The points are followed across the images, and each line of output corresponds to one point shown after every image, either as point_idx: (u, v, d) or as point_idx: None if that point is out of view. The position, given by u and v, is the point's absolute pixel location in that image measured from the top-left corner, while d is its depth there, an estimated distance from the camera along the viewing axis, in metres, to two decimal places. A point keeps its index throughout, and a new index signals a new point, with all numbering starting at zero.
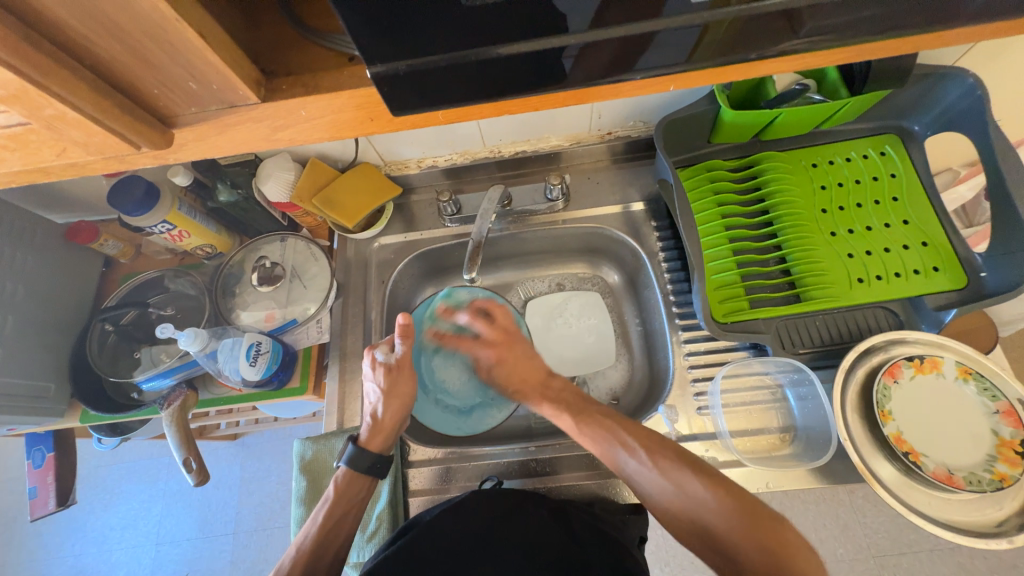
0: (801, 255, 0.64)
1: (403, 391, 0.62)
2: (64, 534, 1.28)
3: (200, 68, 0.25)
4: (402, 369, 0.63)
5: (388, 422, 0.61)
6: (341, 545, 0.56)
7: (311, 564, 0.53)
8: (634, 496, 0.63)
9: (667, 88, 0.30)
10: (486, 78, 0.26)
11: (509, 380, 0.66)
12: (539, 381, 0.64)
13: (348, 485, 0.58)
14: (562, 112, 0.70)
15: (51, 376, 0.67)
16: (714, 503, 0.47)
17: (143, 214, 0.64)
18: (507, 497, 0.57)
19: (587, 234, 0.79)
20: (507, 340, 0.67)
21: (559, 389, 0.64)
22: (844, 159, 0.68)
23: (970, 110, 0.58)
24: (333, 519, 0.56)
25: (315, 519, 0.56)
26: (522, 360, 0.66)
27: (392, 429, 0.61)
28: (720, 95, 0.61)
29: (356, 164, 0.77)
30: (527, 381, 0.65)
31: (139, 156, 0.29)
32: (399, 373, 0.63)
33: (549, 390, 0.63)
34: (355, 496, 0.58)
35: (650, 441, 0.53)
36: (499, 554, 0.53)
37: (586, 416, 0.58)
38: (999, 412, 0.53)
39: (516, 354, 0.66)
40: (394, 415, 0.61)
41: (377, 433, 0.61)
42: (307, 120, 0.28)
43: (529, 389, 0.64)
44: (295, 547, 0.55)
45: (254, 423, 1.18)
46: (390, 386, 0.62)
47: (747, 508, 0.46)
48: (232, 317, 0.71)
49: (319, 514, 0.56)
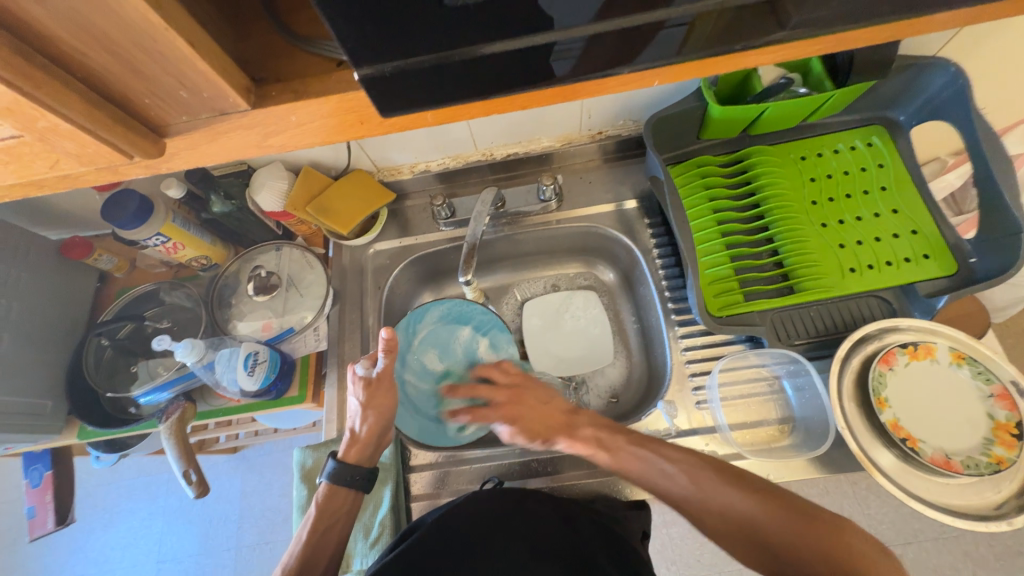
0: (793, 247, 0.65)
1: (383, 403, 0.61)
2: (64, 555, 1.26)
3: (190, 77, 0.25)
4: (381, 382, 0.62)
5: (365, 435, 0.60)
6: (331, 555, 0.57)
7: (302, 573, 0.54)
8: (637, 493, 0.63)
9: (653, 83, 0.30)
10: (473, 76, 0.26)
11: (532, 433, 0.62)
12: (562, 423, 0.61)
13: (330, 499, 0.58)
14: (552, 114, 0.71)
15: (49, 393, 0.67)
16: (760, 508, 0.49)
17: (138, 227, 0.64)
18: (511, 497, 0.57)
19: (581, 233, 0.80)
20: (519, 387, 0.65)
21: (587, 425, 0.61)
22: (831, 150, 0.69)
23: (954, 99, 0.59)
24: (322, 529, 0.57)
25: (301, 536, 0.57)
26: (535, 406, 0.63)
27: (368, 443, 0.60)
28: (707, 92, 0.62)
29: (349, 171, 0.77)
30: (550, 426, 0.61)
31: (132, 166, 0.29)
32: (377, 387, 0.62)
33: (576, 431, 0.60)
34: (339, 508, 0.59)
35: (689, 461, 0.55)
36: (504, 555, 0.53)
37: (623, 453, 0.57)
38: (994, 395, 0.54)
39: (528, 403, 0.64)
40: (373, 428, 0.60)
41: (353, 445, 0.60)
42: (298, 125, 0.29)
43: (553, 431, 0.61)
44: (284, 564, 0.55)
45: (254, 435, 1.18)
46: (370, 400, 0.61)
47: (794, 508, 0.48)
48: (228, 328, 0.71)
49: (307, 524, 0.57)
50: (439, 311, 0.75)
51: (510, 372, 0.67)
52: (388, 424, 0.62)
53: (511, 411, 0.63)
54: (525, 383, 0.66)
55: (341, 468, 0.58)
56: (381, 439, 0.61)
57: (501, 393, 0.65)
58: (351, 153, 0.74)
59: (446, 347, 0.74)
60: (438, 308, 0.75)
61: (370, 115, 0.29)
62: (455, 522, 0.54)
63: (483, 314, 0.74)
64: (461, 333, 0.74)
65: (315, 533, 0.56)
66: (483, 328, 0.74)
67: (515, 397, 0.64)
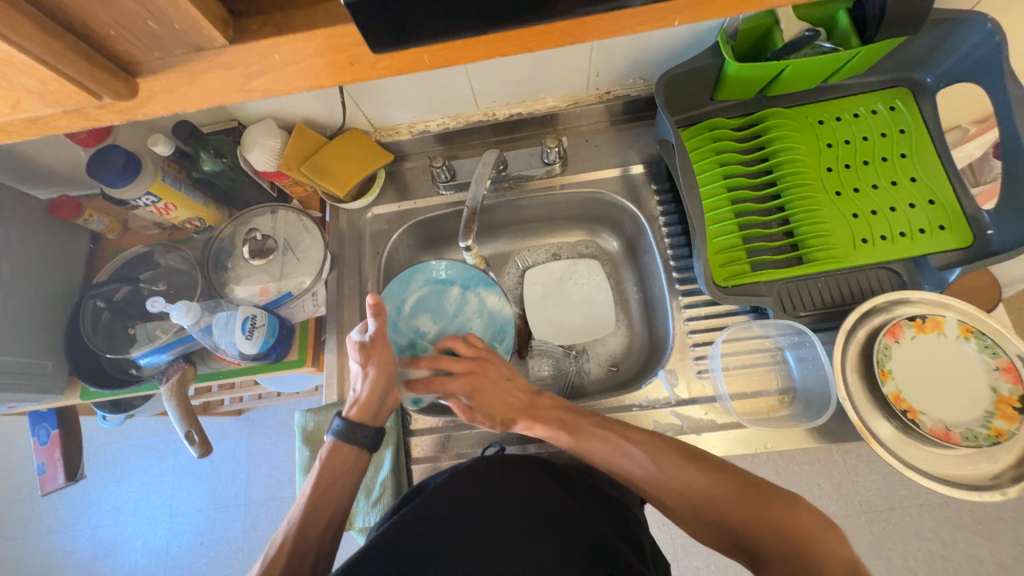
0: (804, 216, 0.63)
1: (383, 361, 0.60)
2: (79, 508, 1.31)
3: (157, 4, 0.23)
4: (378, 342, 0.59)
5: (365, 396, 0.59)
6: (333, 513, 0.57)
7: (303, 531, 0.54)
8: None
9: (672, 24, 0.28)
10: (471, 6, 0.24)
11: (495, 411, 0.61)
12: (525, 402, 0.62)
13: (334, 455, 0.58)
14: (557, 70, 0.67)
15: (48, 354, 0.67)
16: (725, 495, 0.54)
17: (125, 185, 0.62)
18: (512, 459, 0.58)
19: (586, 199, 0.77)
20: (483, 360, 0.63)
21: (548, 406, 0.62)
22: (851, 114, 0.66)
23: (987, 58, 0.56)
24: (325, 485, 0.57)
25: (306, 490, 0.57)
26: (501, 385, 0.62)
27: (370, 403, 0.60)
28: (724, 47, 0.58)
29: (345, 131, 0.74)
30: (512, 406, 0.62)
31: (103, 110, 0.27)
32: (373, 349, 0.60)
33: (538, 411, 0.61)
34: (341, 469, 0.58)
35: (653, 446, 0.56)
36: (505, 518, 0.53)
37: (585, 434, 0.58)
38: (999, 369, 0.53)
39: (490, 376, 0.62)
40: (375, 387, 0.59)
41: (355, 406, 0.60)
42: (282, 66, 0.26)
43: (516, 412, 0.61)
44: (287, 523, 0.55)
45: (258, 398, 1.20)
46: (369, 360, 0.60)
47: (754, 492, 0.53)
48: (226, 291, 0.70)
49: (309, 484, 0.57)
50: (426, 274, 0.71)
51: (474, 345, 0.65)
52: (390, 383, 0.60)
53: (471, 383, 0.61)
54: (490, 358, 0.65)
55: (347, 426, 0.58)
56: (386, 397, 0.60)
57: (464, 364, 0.62)
58: (347, 111, 0.70)
59: (437, 309, 0.71)
60: (421, 275, 0.70)
61: (359, 55, 0.26)
62: (453, 487, 0.55)
63: (471, 273, 0.70)
64: (450, 294, 0.71)
65: (317, 489, 0.56)
66: (471, 287, 0.71)
67: (479, 369, 0.62)
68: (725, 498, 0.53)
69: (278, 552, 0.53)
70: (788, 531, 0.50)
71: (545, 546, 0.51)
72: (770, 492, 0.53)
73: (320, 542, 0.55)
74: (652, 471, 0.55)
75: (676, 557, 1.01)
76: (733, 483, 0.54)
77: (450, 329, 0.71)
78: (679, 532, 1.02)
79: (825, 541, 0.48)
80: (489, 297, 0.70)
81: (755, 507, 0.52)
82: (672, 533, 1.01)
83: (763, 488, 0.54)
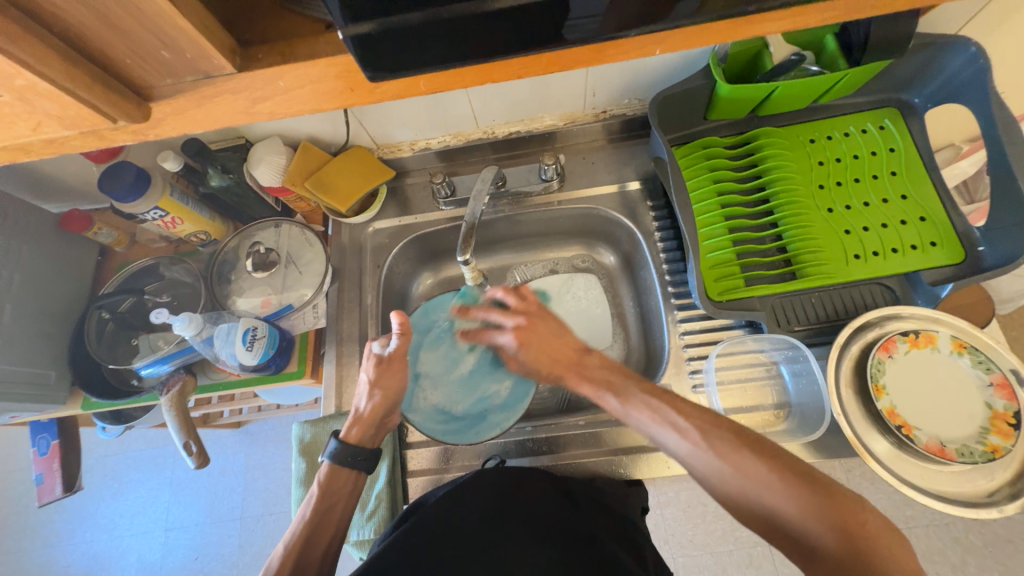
0: (797, 232, 0.64)
1: (390, 386, 0.61)
2: (75, 522, 1.30)
3: (171, 36, 0.25)
4: (393, 363, 0.61)
5: (368, 414, 0.60)
6: (333, 535, 0.55)
7: (303, 554, 0.52)
8: (636, 471, 0.63)
9: (653, 53, 0.30)
10: (461, 38, 0.26)
11: (541, 363, 0.61)
12: (574, 360, 0.59)
13: (331, 479, 0.57)
14: (554, 91, 0.69)
15: (51, 364, 0.67)
16: (782, 486, 0.42)
17: (135, 200, 0.64)
18: (511, 474, 0.58)
19: (583, 215, 0.79)
20: (532, 316, 0.63)
21: (596, 365, 0.58)
22: (841, 133, 0.68)
23: (972, 80, 0.57)
24: (325, 506, 0.56)
25: (303, 515, 0.55)
26: (549, 338, 0.62)
27: (372, 423, 0.60)
28: (716, 69, 0.60)
29: (348, 148, 0.76)
30: (558, 361, 0.60)
31: (117, 131, 0.29)
32: (387, 368, 0.61)
33: (586, 369, 0.58)
34: (339, 490, 0.57)
35: (705, 421, 0.48)
36: (509, 533, 0.53)
37: (635, 402, 0.52)
38: (993, 384, 0.53)
39: (539, 332, 0.62)
40: (378, 408, 0.60)
41: (355, 425, 0.60)
42: (286, 91, 0.28)
43: (563, 368, 0.60)
44: (284, 543, 0.53)
45: (259, 410, 1.20)
46: (379, 379, 0.61)
47: (813, 483, 0.41)
48: (228, 303, 0.71)
49: (309, 504, 0.56)
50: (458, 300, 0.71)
51: (525, 299, 0.65)
52: (394, 405, 0.61)
53: (521, 337, 0.62)
54: (539, 314, 0.63)
55: (344, 448, 0.58)
56: (387, 419, 0.61)
57: (514, 317, 0.63)
58: (351, 129, 0.73)
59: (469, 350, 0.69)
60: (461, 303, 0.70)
61: (359, 82, 0.28)
62: (451, 500, 0.55)
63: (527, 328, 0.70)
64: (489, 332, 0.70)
65: (319, 511, 0.55)
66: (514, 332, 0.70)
67: (527, 323, 0.62)
68: (785, 497, 0.41)
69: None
70: (847, 524, 0.39)
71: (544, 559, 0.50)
72: (827, 482, 0.42)
73: (321, 563, 0.53)
74: (710, 465, 0.45)
75: None
76: (783, 469, 0.42)
77: (475, 377, 0.68)
78: (680, 551, 1.00)
79: (891, 543, 0.38)
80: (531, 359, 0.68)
81: (817, 503, 0.40)
82: (674, 552, 1.00)
83: (817, 477, 0.42)
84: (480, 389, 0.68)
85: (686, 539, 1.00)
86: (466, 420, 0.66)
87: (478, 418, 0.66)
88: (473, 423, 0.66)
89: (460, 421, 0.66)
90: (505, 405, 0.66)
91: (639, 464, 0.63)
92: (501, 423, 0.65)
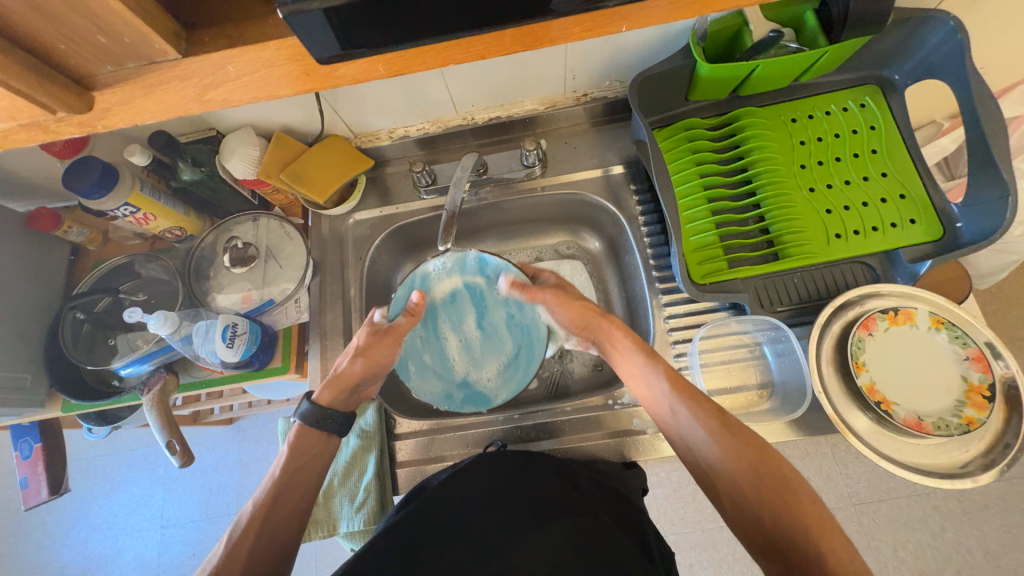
0: (779, 212, 0.64)
1: (374, 356, 0.59)
2: (67, 524, 1.29)
3: (105, 20, 0.24)
4: (388, 337, 0.59)
5: (344, 377, 0.59)
6: (302, 495, 0.55)
7: (269, 513, 0.52)
8: (642, 455, 0.63)
9: (620, 30, 0.29)
10: (415, 20, 0.25)
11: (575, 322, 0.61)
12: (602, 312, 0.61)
13: (318, 462, 0.57)
14: (534, 74, 0.67)
15: (26, 367, 0.66)
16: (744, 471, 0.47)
17: (102, 196, 0.62)
18: (518, 457, 0.59)
19: (566, 201, 0.78)
20: (563, 286, 0.63)
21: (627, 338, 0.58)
22: (823, 112, 0.67)
23: (952, 55, 0.57)
24: (294, 467, 0.55)
25: (272, 472, 0.54)
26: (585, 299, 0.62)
27: (345, 390, 0.59)
28: (695, 48, 0.59)
29: (324, 137, 0.74)
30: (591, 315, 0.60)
31: (61, 123, 0.28)
32: (381, 340, 0.59)
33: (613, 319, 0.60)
34: (312, 451, 0.57)
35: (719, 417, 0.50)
36: (510, 506, 0.54)
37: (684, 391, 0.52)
38: (968, 358, 0.54)
39: (570, 295, 0.62)
40: (354, 373, 0.59)
41: (329, 387, 0.59)
42: (237, 77, 0.27)
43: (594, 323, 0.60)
44: (254, 500, 0.53)
45: (248, 406, 1.19)
46: (368, 349, 0.59)
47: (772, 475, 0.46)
48: (207, 300, 0.70)
49: (280, 459, 0.55)
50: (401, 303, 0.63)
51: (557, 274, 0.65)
52: (372, 375, 0.61)
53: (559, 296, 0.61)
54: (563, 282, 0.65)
55: (315, 410, 0.57)
56: (359, 387, 0.61)
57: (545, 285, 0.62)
58: (326, 118, 0.71)
59: (459, 318, 0.67)
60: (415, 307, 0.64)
61: (313, 66, 0.27)
62: (453, 484, 0.56)
63: (469, 257, 0.65)
64: (455, 288, 0.66)
65: (286, 473, 0.54)
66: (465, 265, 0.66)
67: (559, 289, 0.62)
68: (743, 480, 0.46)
69: (245, 530, 0.50)
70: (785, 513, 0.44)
71: (554, 529, 0.51)
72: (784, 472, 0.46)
73: (286, 527, 0.52)
74: (707, 441, 0.49)
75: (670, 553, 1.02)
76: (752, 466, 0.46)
77: (485, 323, 0.67)
78: (672, 528, 1.03)
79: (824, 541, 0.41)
80: (491, 265, 0.65)
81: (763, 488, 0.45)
82: (666, 530, 1.03)
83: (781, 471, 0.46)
84: (499, 323, 0.66)
85: (676, 517, 1.03)
86: (523, 340, 0.65)
87: (525, 330, 0.65)
88: (527, 336, 0.65)
89: (524, 348, 0.65)
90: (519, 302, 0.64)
91: (627, 446, 0.64)
92: (534, 308, 0.64)
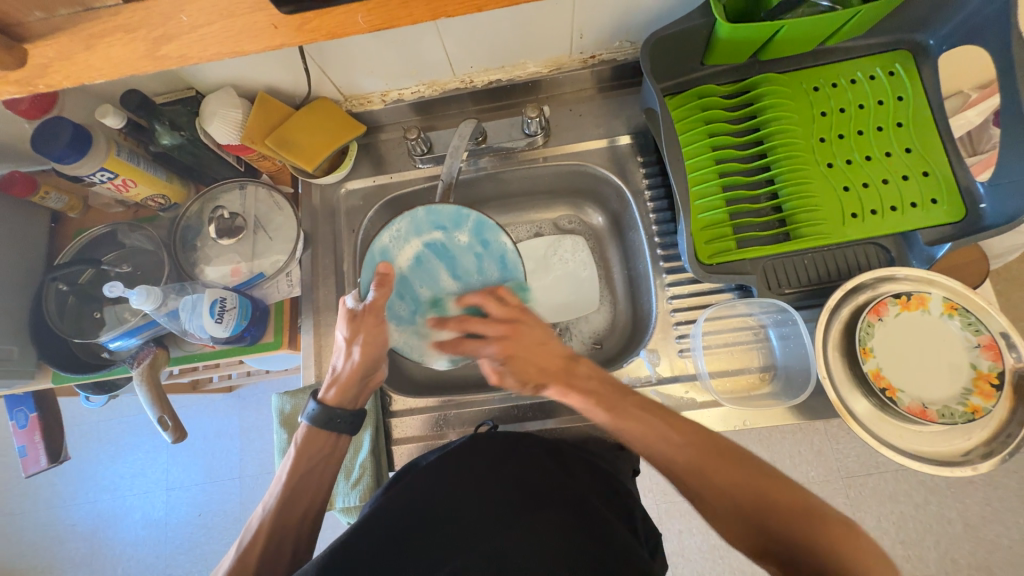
0: (794, 189, 0.60)
1: (371, 340, 0.57)
2: (75, 485, 1.32)
3: None
4: (366, 317, 0.56)
5: (345, 374, 0.57)
6: (310, 497, 0.55)
7: (281, 516, 0.53)
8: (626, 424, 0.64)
9: None
10: None
11: (525, 376, 0.54)
12: (562, 368, 0.54)
13: (310, 436, 0.56)
14: (537, 33, 0.62)
15: (12, 339, 0.64)
16: (760, 486, 0.45)
17: (75, 161, 0.58)
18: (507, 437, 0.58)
19: (569, 172, 0.74)
20: (517, 322, 0.56)
21: (587, 374, 0.54)
22: (848, 80, 0.62)
23: (994, 17, 0.52)
24: (301, 473, 0.55)
25: (280, 476, 0.55)
26: (534, 346, 0.55)
27: (351, 383, 0.58)
28: (716, 4, 0.54)
29: (312, 100, 0.69)
30: (546, 369, 0.54)
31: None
32: (365, 323, 0.57)
33: (575, 377, 0.53)
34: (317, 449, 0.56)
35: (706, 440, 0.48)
36: (496, 491, 0.53)
37: (627, 414, 0.51)
38: (980, 346, 0.52)
39: (523, 341, 0.55)
40: (359, 366, 0.57)
41: (334, 385, 0.58)
42: (189, 27, 0.27)
43: (549, 377, 0.54)
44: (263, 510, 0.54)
45: (247, 375, 1.19)
46: (356, 335, 0.57)
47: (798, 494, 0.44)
48: (194, 272, 0.67)
49: (287, 465, 0.55)
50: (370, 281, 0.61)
51: (506, 303, 0.58)
52: (376, 362, 0.58)
53: (506, 348, 0.54)
54: (522, 318, 0.57)
55: (322, 411, 0.56)
56: (368, 377, 0.58)
57: (496, 327, 0.55)
58: (313, 78, 0.66)
59: (432, 278, 0.66)
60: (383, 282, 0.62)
61: (281, 16, 0.27)
62: (446, 471, 0.54)
63: (420, 215, 0.64)
64: (419, 249, 0.65)
65: (294, 477, 0.54)
66: (420, 221, 0.64)
67: (511, 333, 0.55)
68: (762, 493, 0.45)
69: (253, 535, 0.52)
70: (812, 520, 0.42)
71: (544, 516, 0.50)
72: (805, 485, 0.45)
73: (299, 526, 0.54)
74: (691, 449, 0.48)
75: (661, 521, 1.05)
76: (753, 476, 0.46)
77: (459, 271, 0.66)
78: (664, 497, 1.06)
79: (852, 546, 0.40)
80: (443, 214, 0.64)
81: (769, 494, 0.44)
82: (657, 499, 1.06)
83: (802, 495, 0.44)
84: (471, 268, 0.66)
85: (669, 487, 1.06)
86: (501, 269, 0.65)
87: (499, 259, 0.65)
88: (503, 263, 0.65)
89: (504, 275, 0.65)
90: (481, 237, 0.64)
91: None
92: (498, 237, 0.63)
